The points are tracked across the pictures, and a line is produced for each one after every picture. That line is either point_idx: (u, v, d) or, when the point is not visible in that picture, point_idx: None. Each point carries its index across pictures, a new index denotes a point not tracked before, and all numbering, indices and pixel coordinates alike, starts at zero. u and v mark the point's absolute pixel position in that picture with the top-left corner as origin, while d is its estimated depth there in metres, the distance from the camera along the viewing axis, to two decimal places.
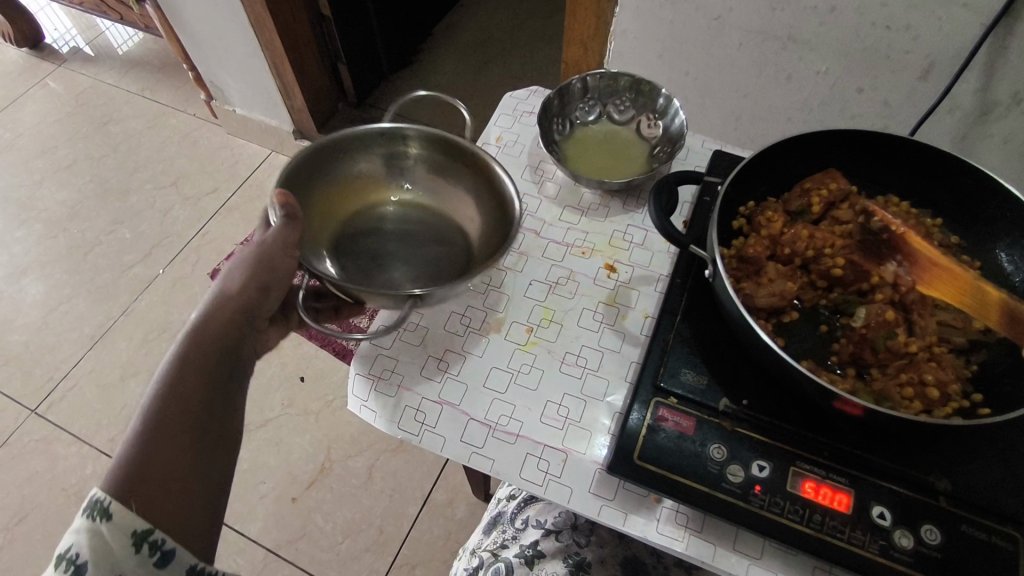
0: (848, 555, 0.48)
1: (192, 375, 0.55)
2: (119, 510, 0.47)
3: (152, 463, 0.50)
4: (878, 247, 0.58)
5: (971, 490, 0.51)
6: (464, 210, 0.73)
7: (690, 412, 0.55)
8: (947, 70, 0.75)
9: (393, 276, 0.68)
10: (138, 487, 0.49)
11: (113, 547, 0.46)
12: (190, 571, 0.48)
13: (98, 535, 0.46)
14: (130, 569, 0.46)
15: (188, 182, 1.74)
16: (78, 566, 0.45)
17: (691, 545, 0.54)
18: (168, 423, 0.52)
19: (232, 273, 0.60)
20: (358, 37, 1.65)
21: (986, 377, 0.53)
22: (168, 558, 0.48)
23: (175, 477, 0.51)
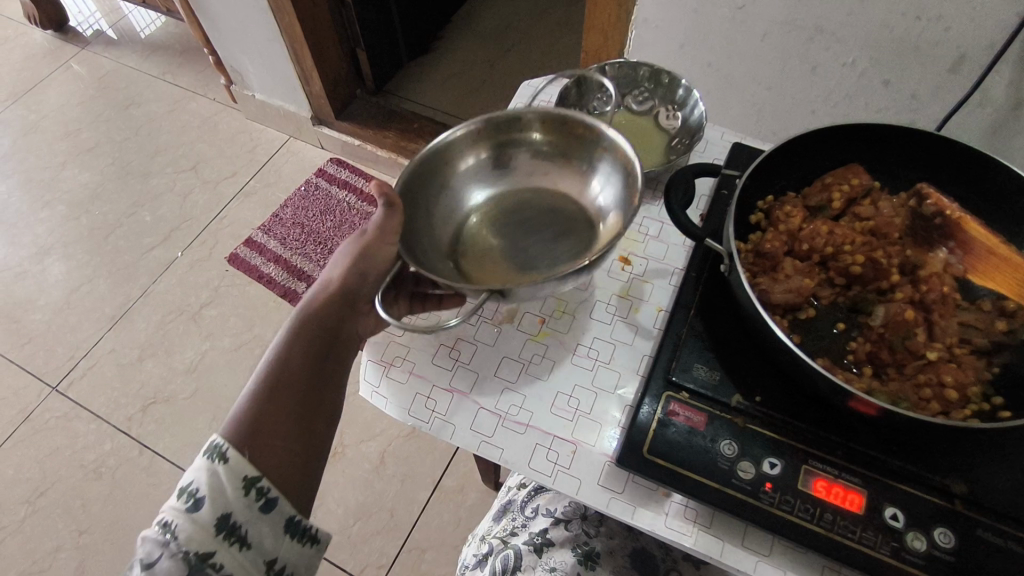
0: (857, 556, 0.48)
1: (305, 344, 0.58)
2: (235, 455, 0.51)
3: (265, 420, 0.53)
4: (928, 233, 0.58)
5: (988, 495, 0.50)
6: (592, 188, 0.66)
7: (703, 408, 0.54)
8: (978, 63, 0.73)
9: (519, 265, 0.61)
10: (252, 437, 0.52)
11: (227, 489, 0.49)
12: (290, 522, 0.51)
13: (217, 476, 0.49)
14: (240, 510, 0.49)
15: (208, 166, 1.75)
16: (197, 499, 0.48)
17: (699, 540, 0.54)
18: (281, 387, 0.56)
19: (341, 256, 0.62)
20: (377, 24, 1.64)
21: (1007, 380, 0.52)
22: (271, 505, 0.51)
23: (281, 435, 0.53)
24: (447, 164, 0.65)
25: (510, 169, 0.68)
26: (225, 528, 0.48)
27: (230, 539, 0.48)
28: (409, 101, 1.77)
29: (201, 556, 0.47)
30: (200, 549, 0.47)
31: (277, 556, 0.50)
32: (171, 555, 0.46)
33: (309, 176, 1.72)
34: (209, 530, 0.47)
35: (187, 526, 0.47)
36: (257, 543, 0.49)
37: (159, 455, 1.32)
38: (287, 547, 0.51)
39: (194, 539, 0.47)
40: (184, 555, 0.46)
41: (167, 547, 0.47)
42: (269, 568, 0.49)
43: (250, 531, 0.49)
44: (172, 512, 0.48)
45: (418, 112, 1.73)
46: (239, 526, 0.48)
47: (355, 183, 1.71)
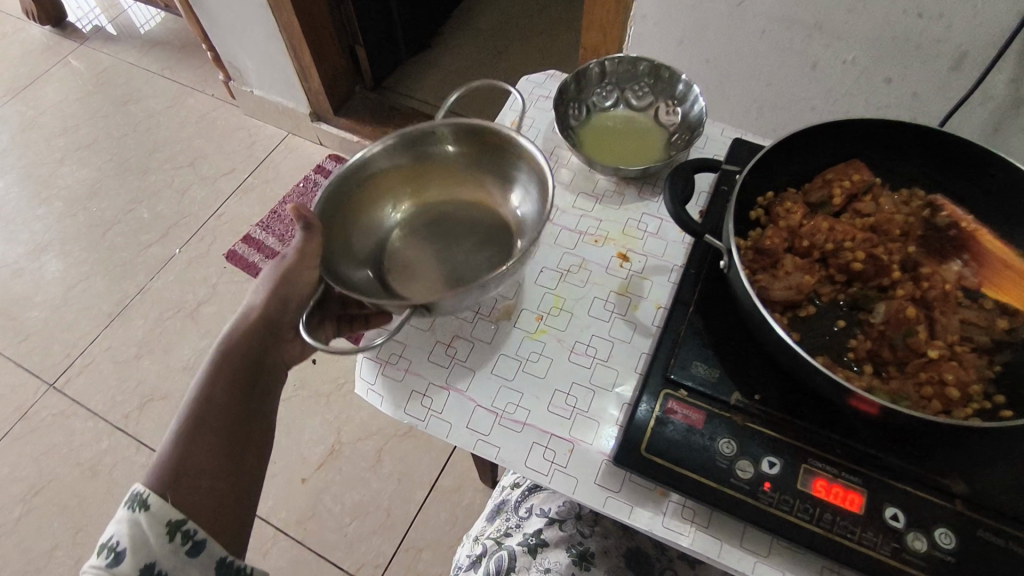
0: (857, 556, 0.47)
1: (227, 382, 0.59)
2: (156, 500, 0.52)
3: (193, 461, 0.55)
4: (942, 243, 0.57)
5: (991, 495, 0.49)
6: (507, 198, 0.68)
7: (701, 406, 0.54)
8: (981, 60, 0.72)
9: (444, 276, 0.64)
10: (176, 479, 0.53)
11: (149, 538, 0.50)
12: (218, 563, 0.52)
13: (139, 526, 0.51)
14: (165, 557, 0.50)
15: (205, 163, 1.75)
16: (118, 553, 0.49)
17: (697, 540, 0.53)
18: (204, 428, 0.57)
19: (259, 290, 0.63)
20: (376, 20, 1.63)
21: (1009, 379, 0.51)
22: (198, 548, 0.51)
23: (208, 475, 0.55)
24: (362, 182, 0.65)
25: (425, 179, 0.69)
26: None
27: None
28: (408, 98, 1.76)
29: None
30: None
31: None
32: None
33: (307, 172, 1.71)
34: None
35: None
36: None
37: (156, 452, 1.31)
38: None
39: None
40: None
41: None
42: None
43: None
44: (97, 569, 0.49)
45: (417, 109, 1.72)
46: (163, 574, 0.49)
47: None
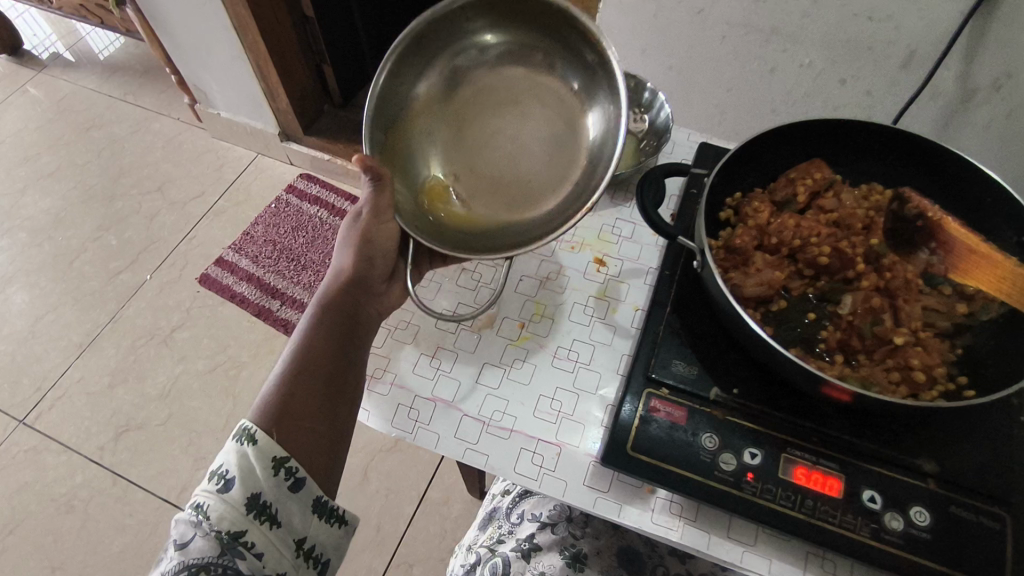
0: (839, 539, 0.49)
1: (326, 330, 0.60)
2: (264, 436, 0.51)
3: (294, 401, 0.55)
4: (910, 236, 0.59)
5: (960, 473, 0.51)
6: (557, 68, 0.62)
7: (683, 402, 0.55)
8: (928, 58, 0.76)
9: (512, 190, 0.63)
10: (281, 419, 0.53)
11: (256, 468, 0.50)
12: (317, 501, 0.52)
13: (245, 457, 0.50)
14: (270, 488, 0.50)
15: (174, 187, 1.72)
16: (228, 480, 0.49)
17: (686, 534, 0.55)
18: (307, 371, 0.57)
19: (347, 250, 0.65)
20: (343, 38, 1.64)
21: (970, 361, 0.54)
22: (299, 485, 0.51)
23: (311, 414, 0.55)
24: (402, 97, 0.63)
25: (460, 68, 0.64)
26: (256, 507, 0.48)
27: (260, 517, 0.48)
28: None
29: (233, 535, 0.47)
30: (231, 529, 0.47)
31: (306, 534, 0.51)
32: (204, 534, 0.46)
33: (279, 192, 1.71)
34: (241, 511, 0.48)
35: (218, 506, 0.48)
36: (287, 522, 0.50)
37: (134, 483, 1.28)
38: (316, 526, 0.52)
39: (226, 518, 0.47)
40: (216, 534, 0.47)
41: (199, 525, 0.47)
42: (299, 546, 0.50)
43: (279, 509, 0.49)
44: (204, 493, 0.49)
45: None
46: (269, 505, 0.49)
47: (326, 198, 1.70)
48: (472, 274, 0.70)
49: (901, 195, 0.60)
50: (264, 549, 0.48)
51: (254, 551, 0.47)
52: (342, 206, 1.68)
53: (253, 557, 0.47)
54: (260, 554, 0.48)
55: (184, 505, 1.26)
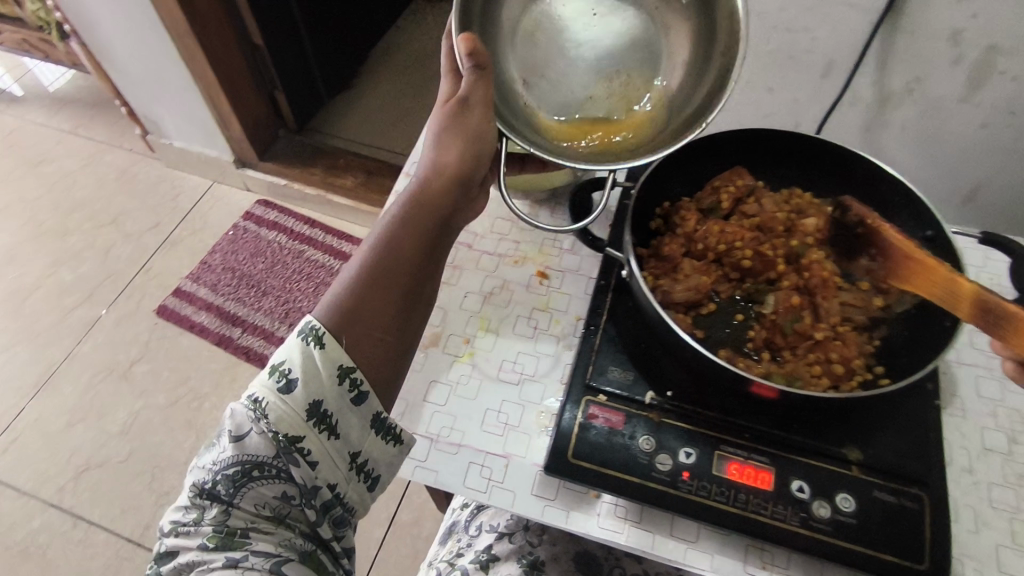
0: (771, 530, 0.51)
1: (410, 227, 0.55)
2: (331, 340, 0.50)
3: (365, 307, 0.52)
4: (850, 243, 0.61)
5: (880, 458, 0.54)
6: None
7: (620, 407, 0.57)
8: (845, 66, 0.81)
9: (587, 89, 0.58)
10: (347, 326, 0.51)
11: (321, 374, 0.50)
12: (376, 418, 0.52)
13: (310, 360, 0.49)
14: (332, 399, 0.50)
15: (129, 219, 1.70)
16: (290, 380, 0.49)
17: (631, 536, 0.56)
18: (383, 271, 0.53)
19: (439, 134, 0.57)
20: (294, 64, 1.64)
21: (886, 351, 0.57)
22: (362, 399, 0.51)
23: (380, 325, 0.53)
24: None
25: None
26: (316, 415, 0.49)
27: (319, 426, 0.49)
28: (335, 138, 1.77)
29: (290, 438, 0.49)
30: (289, 432, 0.49)
31: (360, 448, 0.52)
32: (260, 433, 0.48)
33: (237, 220, 1.70)
34: (302, 416, 0.49)
35: (277, 407, 0.48)
36: (344, 434, 0.51)
37: (96, 524, 1.25)
38: (371, 441, 0.52)
39: (285, 421, 0.48)
40: (273, 436, 0.48)
41: (258, 421, 0.48)
42: (352, 459, 0.52)
43: (339, 421, 0.50)
44: (264, 389, 0.49)
45: (342, 147, 1.74)
46: (329, 415, 0.50)
47: (284, 223, 1.69)
48: None
49: (842, 203, 0.62)
50: (318, 459, 0.49)
51: (308, 459, 0.49)
52: (301, 230, 1.68)
53: (306, 465, 0.49)
54: (313, 463, 0.49)
55: (149, 543, 1.23)
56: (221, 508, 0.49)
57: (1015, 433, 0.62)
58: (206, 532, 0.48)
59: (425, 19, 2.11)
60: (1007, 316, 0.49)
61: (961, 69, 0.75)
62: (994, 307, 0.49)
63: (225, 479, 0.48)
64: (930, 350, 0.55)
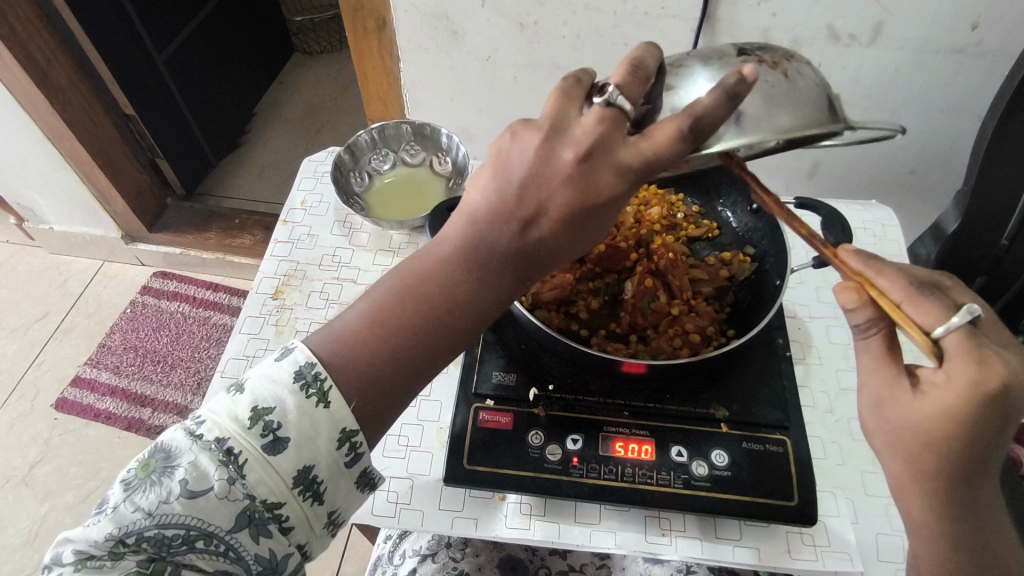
0: (659, 496, 0.55)
1: (467, 282, 0.43)
2: (338, 399, 0.43)
3: (381, 365, 0.44)
4: None
5: (743, 412, 0.60)
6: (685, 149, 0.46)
7: (508, 409, 0.60)
8: None
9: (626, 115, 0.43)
10: (363, 378, 0.43)
11: (318, 436, 0.42)
12: (365, 473, 0.46)
13: (307, 415, 0.42)
14: (325, 464, 0.43)
15: (13, 313, 1.59)
16: (278, 438, 0.41)
17: (540, 530, 0.59)
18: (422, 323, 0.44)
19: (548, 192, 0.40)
20: (174, 131, 1.61)
21: (736, 314, 0.63)
22: (357, 460, 0.44)
23: (392, 382, 0.44)
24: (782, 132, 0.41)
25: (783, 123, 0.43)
26: (304, 481, 0.42)
27: (305, 493, 0.42)
28: (228, 198, 1.76)
29: (268, 505, 0.41)
30: (268, 497, 0.41)
31: (339, 508, 0.44)
32: (226, 495, 0.40)
33: (133, 296, 1.63)
34: (286, 481, 0.41)
35: (258, 466, 0.41)
36: (330, 498, 0.44)
37: None
38: (351, 498, 0.45)
39: (266, 485, 0.41)
40: (246, 500, 0.40)
41: (227, 479, 0.40)
42: (329, 521, 0.44)
43: (327, 487, 0.43)
44: (242, 440, 0.41)
45: (237, 208, 1.72)
46: (318, 481, 0.42)
47: (186, 292, 1.65)
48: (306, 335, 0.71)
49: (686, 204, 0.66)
50: (294, 525, 0.42)
51: (283, 526, 0.42)
52: (205, 297, 1.64)
53: (280, 534, 0.41)
54: (289, 529, 0.42)
55: None
56: (147, 556, 0.39)
57: None
58: (124, 568, 0.38)
59: (307, 72, 2.12)
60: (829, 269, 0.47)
61: None
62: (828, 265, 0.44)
63: (162, 534, 0.39)
64: (767, 305, 0.61)
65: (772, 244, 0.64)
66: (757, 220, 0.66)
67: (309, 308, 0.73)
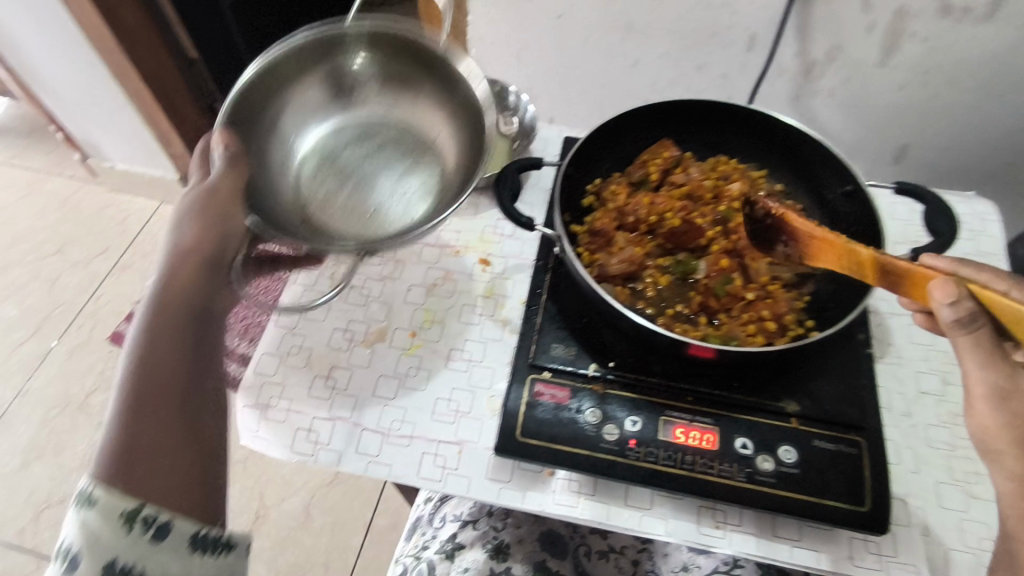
0: (719, 488, 0.52)
1: (170, 336, 0.48)
2: (99, 495, 0.40)
3: (139, 440, 0.43)
4: (765, 232, 0.59)
5: (817, 408, 0.56)
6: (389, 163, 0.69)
7: (565, 383, 0.58)
8: (768, 39, 0.81)
9: (309, 179, 0.66)
10: (126, 461, 0.42)
11: (103, 535, 0.39)
12: (195, 537, 0.42)
13: (85, 527, 0.39)
14: (127, 550, 0.39)
15: (75, 247, 1.64)
16: (71, 558, 0.39)
17: (588, 510, 0.57)
18: (149, 391, 0.45)
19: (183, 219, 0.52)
20: (233, 75, 1.60)
21: (817, 305, 0.59)
22: (165, 530, 0.41)
23: (163, 444, 0.44)
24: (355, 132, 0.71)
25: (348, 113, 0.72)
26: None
27: None
28: None
29: None
30: None
31: None
32: None
33: None
34: None
35: None
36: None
37: None
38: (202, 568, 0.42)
39: None
40: None
41: None
42: None
43: (147, 570, 0.40)
44: None
45: None
46: (132, 568, 0.39)
47: None
48: (361, 290, 0.70)
49: (749, 199, 0.60)
50: None
51: None
52: None
53: None
54: None
55: None
56: None
57: (949, 376, 0.64)
58: None
59: None
60: (903, 273, 0.48)
61: (874, 35, 0.77)
62: (891, 268, 0.49)
63: None
64: (854, 297, 0.56)
65: (867, 232, 0.59)
66: (848, 205, 0.62)
67: (365, 263, 0.72)
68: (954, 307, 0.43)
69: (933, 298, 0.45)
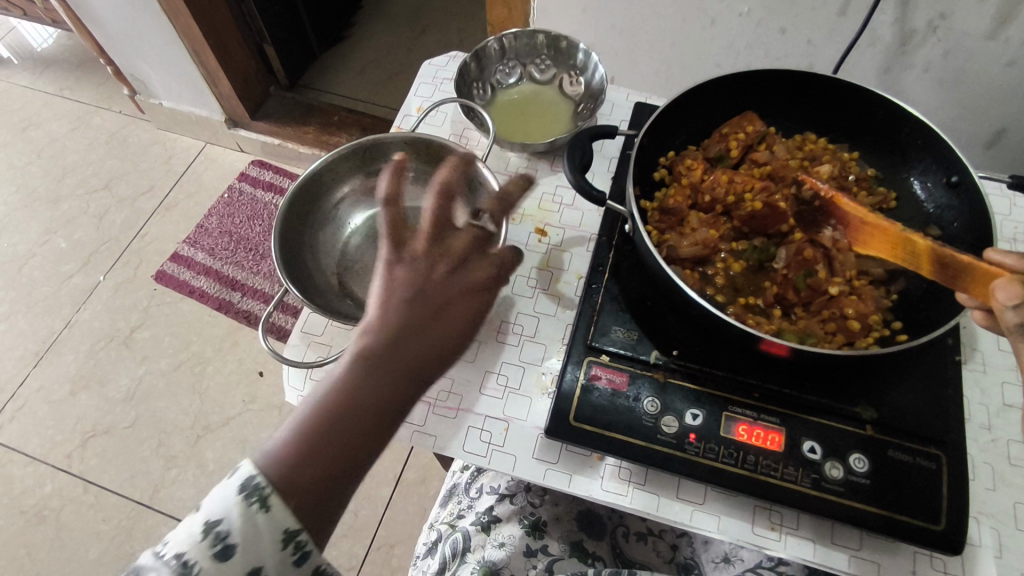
0: (781, 491, 0.49)
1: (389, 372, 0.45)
2: (278, 503, 0.41)
3: (314, 461, 0.42)
4: (813, 217, 0.57)
5: (895, 416, 0.52)
6: None
7: (624, 368, 0.55)
8: (864, 3, 0.73)
9: (348, 262, 0.68)
10: (297, 475, 0.42)
11: (263, 538, 0.40)
12: (318, 570, 0.43)
13: (251, 522, 0.40)
14: (272, 564, 0.41)
15: (122, 183, 1.65)
16: (227, 545, 0.40)
17: (636, 499, 0.55)
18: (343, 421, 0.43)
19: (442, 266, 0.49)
20: (281, 15, 1.56)
21: (906, 304, 0.55)
22: (305, 559, 0.42)
23: (335, 475, 0.43)
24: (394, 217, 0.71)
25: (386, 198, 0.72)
26: None
27: None
28: (327, 94, 1.72)
29: None
30: None
31: None
32: None
33: (231, 182, 1.65)
34: None
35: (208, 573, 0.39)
36: None
37: (105, 489, 1.26)
38: None
39: None
40: None
41: None
42: None
43: None
44: (194, 550, 0.40)
45: (336, 104, 1.69)
46: None
47: (280, 184, 1.65)
48: None
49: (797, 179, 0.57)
50: None
51: None
52: None
53: None
54: None
55: (159, 505, 1.24)
56: None
57: None
58: None
59: None
60: (964, 267, 0.47)
61: (989, 4, 0.67)
62: (952, 262, 0.48)
63: None
64: (950, 298, 0.52)
65: (976, 226, 0.53)
66: (953, 197, 0.56)
67: None
68: (1020, 308, 0.41)
69: (996, 298, 0.42)
